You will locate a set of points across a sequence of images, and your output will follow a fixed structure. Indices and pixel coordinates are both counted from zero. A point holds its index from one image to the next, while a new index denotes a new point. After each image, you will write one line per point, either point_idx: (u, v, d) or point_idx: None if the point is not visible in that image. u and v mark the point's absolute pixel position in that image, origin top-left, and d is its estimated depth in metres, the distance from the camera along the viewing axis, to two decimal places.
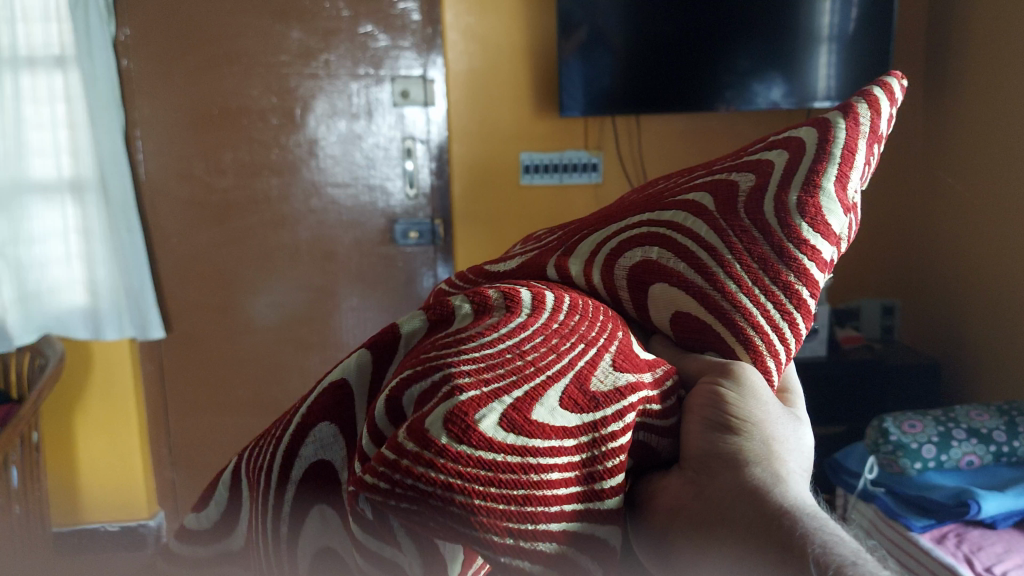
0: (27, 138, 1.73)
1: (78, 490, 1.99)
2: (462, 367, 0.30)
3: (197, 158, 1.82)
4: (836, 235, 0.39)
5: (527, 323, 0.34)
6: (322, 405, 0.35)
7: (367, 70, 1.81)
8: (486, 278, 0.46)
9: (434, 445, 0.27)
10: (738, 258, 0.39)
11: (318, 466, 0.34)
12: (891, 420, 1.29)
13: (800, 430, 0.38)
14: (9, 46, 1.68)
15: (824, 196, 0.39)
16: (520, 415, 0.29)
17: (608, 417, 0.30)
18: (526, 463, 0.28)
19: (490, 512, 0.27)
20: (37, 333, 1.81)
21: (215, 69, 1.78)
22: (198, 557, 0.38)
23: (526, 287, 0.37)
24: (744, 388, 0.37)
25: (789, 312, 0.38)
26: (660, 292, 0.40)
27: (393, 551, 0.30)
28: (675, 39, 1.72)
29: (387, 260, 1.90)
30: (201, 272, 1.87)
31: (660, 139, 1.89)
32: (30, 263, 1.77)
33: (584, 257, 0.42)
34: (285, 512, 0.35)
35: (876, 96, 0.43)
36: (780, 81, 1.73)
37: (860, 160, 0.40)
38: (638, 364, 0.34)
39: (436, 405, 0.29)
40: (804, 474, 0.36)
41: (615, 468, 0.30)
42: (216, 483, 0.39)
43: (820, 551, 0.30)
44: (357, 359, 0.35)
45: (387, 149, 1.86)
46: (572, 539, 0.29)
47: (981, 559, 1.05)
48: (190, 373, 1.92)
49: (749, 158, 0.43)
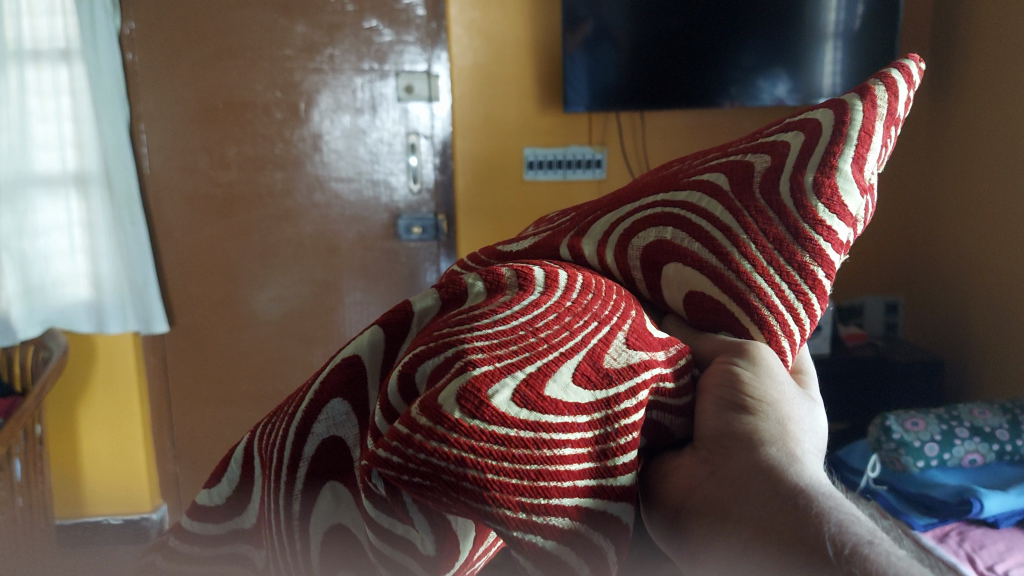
0: (32, 131, 1.72)
1: (81, 483, 1.98)
2: (475, 343, 0.30)
3: (201, 152, 1.82)
4: (851, 217, 0.39)
5: (540, 301, 0.34)
6: (334, 382, 0.35)
7: (371, 65, 1.81)
8: (497, 258, 0.46)
9: (447, 420, 0.27)
10: (753, 238, 0.39)
11: (330, 444, 0.34)
12: (895, 417, 1.29)
13: (815, 410, 0.38)
14: (14, 39, 1.67)
15: (840, 176, 0.39)
16: (533, 391, 0.29)
17: (621, 394, 0.30)
18: (539, 438, 0.28)
19: (504, 487, 0.27)
20: (42, 326, 1.80)
21: (220, 63, 1.78)
22: (209, 534, 0.38)
23: (539, 266, 0.36)
24: (759, 368, 0.37)
25: (804, 293, 0.38)
26: (674, 272, 0.40)
27: (405, 527, 0.30)
28: (680, 35, 1.72)
29: (390, 255, 1.91)
30: (204, 265, 1.87)
31: (664, 134, 1.89)
32: (34, 256, 1.77)
33: (597, 237, 0.42)
34: (297, 489, 0.35)
35: (894, 78, 0.42)
36: (786, 77, 1.73)
37: (877, 141, 0.40)
38: (651, 343, 0.34)
39: (448, 381, 0.28)
40: (818, 454, 0.35)
41: (627, 445, 0.30)
42: (228, 462, 0.39)
43: (835, 530, 0.29)
44: (370, 336, 0.35)
45: (390, 144, 1.86)
46: (585, 516, 0.28)
47: (983, 558, 1.04)
48: (193, 366, 1.92)
49: (764, 140, 0.43)
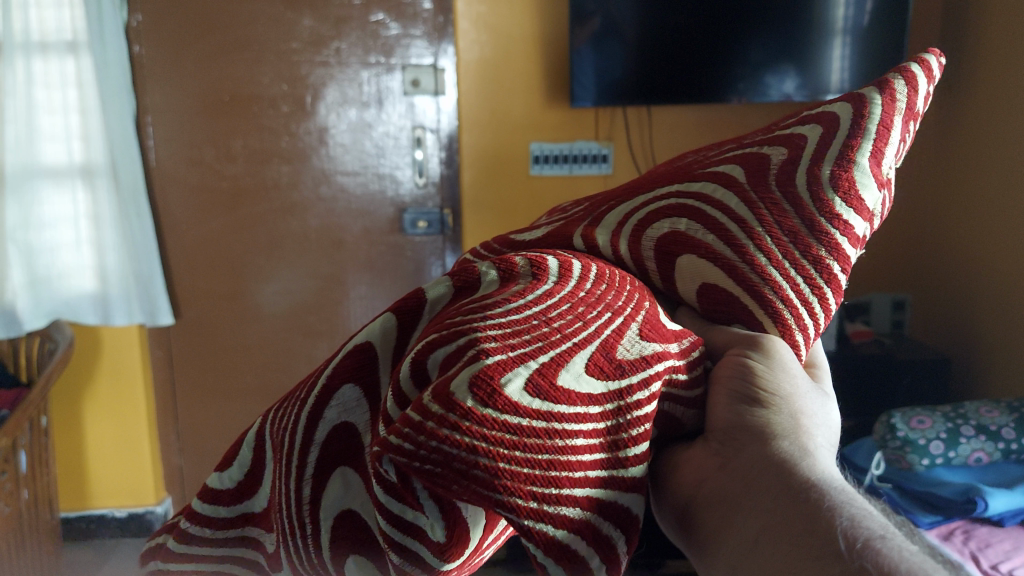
0: (38, 123, 1.71)
1: (86, 475, 1.98)
2: (488, 331, 0.30)
3: (207, 145, 1.82)
4: (868, 211, 0.39)
5: (554, 290, 0.33)
6: (346, 368, 0.35)
7: (378, 58, 1.82)
8: (510, 248, 0.45)
9: (460, 408, 0.27)
10: (769, 230, 0.38)
11: (341, 429, 0.34)
12: (900, 415, 1.30)
13: (828, 404, 0.38)
14: (21, 30, 1.65)
15: (858, 170, 0.39)
16: (546, 380, 0.28)
17: (634, 386, 0.30)
18: (551, 428, 0.28)
19: (515, 476, 0.27)
20: (48, 318, 1.79)
21: (227, 56, 1.78)
22: (221, 516, 0.39)
23: (552, 256, 0.36)
24: (773, 361, 0.36)
25: (820, 287, 0.38)
26: (688, 263, 0.39)
27: (415, 513, 0.30)
28: (689, 30, 1.71)
29: (396, 249, 1.90)
30: (211, 258, 1.88)
31: (671, 129, 1.88)
32: (41, 248, 1.75)
33: (611, 227, 0.42)
34: (307, 475, 0.34)
35: (914, 72, 0.42)
36: (794, 73, 1.73)
37: (896, 136, 0.40)
38: (664, 334, 0.34)
39: (461, 369, 0.28)
40: (830, 448, 0.36)
41: (639, 436, 0.30)
42: (240, 444, 0.39)
43: (847, 524, 0.29)
44: (382, 323, 0.35)
45: (396, 138, 1.86)
46: (596, 506, 0.28)
47: (988, 557, 1.03)
48: (199, 359, 1.92)
49: (781, 132, 0.43)
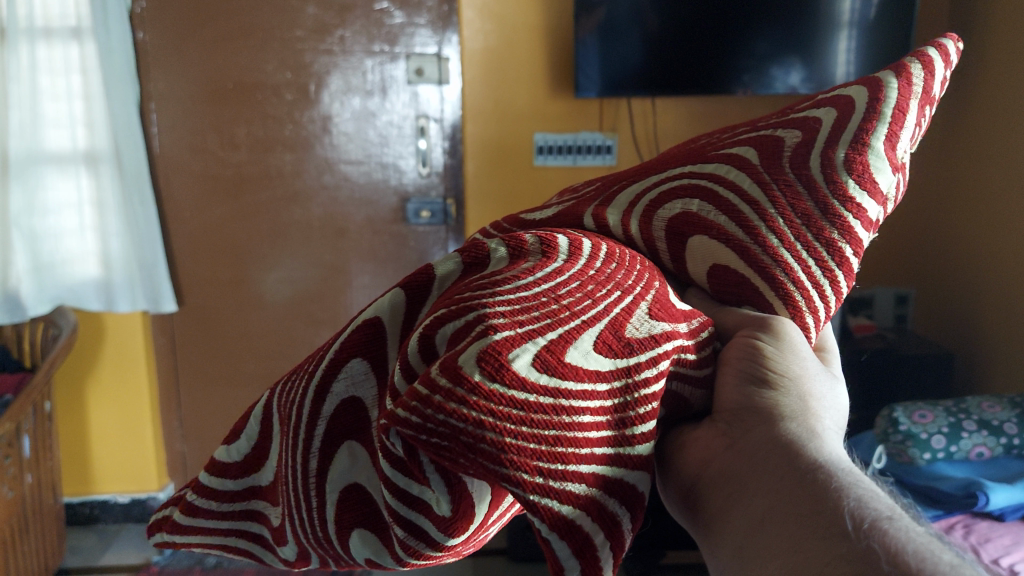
0: (43, 109, 1.71)
1: (88, 461, 1.98)
2: (497, 307, 0.29)
3: (210, 132, 1.82)
4: (882, 194, 0.39)
5: (563, 268, 0.33)
6: (354, 342, 0.35)
7: (382, 47, 1.81)
8: (520, 227, 0.45)
9: (468, 382, 0.27)
10: (781, 213, 0.38)
11: (348, 403, 0.34)
12: (902, 409, 1.29)
13: (836, 387, 0.38)
14: (26, 16, 1.64)
15: (872, 153, 0.38)
16: (554, 356, 0.28)
17: (642, 364, 0.30)
18: (559, 404, 0.27)
19: (521, 451, 0.27)
20: (50, 304, 1.79)
21: (231, 43, 1.78)
22: (229, 489, 0.39)
23: (562, 233, 0.36)
24: (782, 343, 0.36)
25: (830, 270, 0.38)
26: (699, 244, 0.39)
27: (421, 488, 0.30)
28: (694, 21, 1.70)
29: (399, 239, 1.90)
30: (214, 245, 1.88)
31: (675, 120, 1.87)
32: (44, 233, 1.75)
33: (622, 207, 0.41)
34: (316, 447, 0.35)
35: (931, 56, 0.41)
36: (799, 65, 1.72)
37: (912, 120, 0.39)
38: (673, 314, 0.34)
39: (469, 344, 0.28)
40: (838, 431, 0.35)
41: (646, 415, 0.30)
42: (248, 416, 0.39)
43: (855, 504, 0.29)
44: (390, 298, 0.34)
45: (400, 127, 1.86)
46: (602, 483, 0.28)
47: (989, 551, 1.03)
48: (202, 346, 1.93)
49: (795, 115, 0.42)
